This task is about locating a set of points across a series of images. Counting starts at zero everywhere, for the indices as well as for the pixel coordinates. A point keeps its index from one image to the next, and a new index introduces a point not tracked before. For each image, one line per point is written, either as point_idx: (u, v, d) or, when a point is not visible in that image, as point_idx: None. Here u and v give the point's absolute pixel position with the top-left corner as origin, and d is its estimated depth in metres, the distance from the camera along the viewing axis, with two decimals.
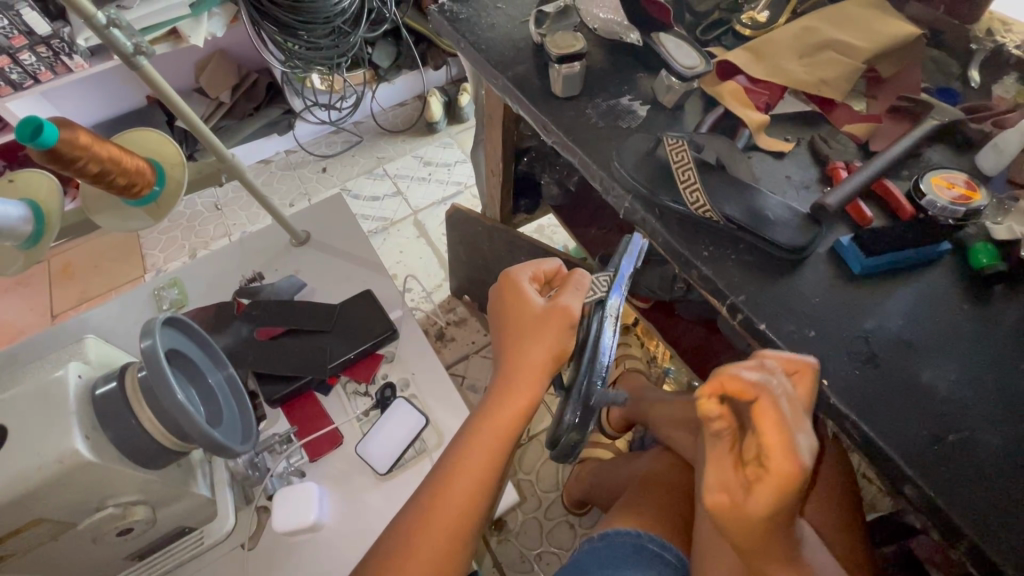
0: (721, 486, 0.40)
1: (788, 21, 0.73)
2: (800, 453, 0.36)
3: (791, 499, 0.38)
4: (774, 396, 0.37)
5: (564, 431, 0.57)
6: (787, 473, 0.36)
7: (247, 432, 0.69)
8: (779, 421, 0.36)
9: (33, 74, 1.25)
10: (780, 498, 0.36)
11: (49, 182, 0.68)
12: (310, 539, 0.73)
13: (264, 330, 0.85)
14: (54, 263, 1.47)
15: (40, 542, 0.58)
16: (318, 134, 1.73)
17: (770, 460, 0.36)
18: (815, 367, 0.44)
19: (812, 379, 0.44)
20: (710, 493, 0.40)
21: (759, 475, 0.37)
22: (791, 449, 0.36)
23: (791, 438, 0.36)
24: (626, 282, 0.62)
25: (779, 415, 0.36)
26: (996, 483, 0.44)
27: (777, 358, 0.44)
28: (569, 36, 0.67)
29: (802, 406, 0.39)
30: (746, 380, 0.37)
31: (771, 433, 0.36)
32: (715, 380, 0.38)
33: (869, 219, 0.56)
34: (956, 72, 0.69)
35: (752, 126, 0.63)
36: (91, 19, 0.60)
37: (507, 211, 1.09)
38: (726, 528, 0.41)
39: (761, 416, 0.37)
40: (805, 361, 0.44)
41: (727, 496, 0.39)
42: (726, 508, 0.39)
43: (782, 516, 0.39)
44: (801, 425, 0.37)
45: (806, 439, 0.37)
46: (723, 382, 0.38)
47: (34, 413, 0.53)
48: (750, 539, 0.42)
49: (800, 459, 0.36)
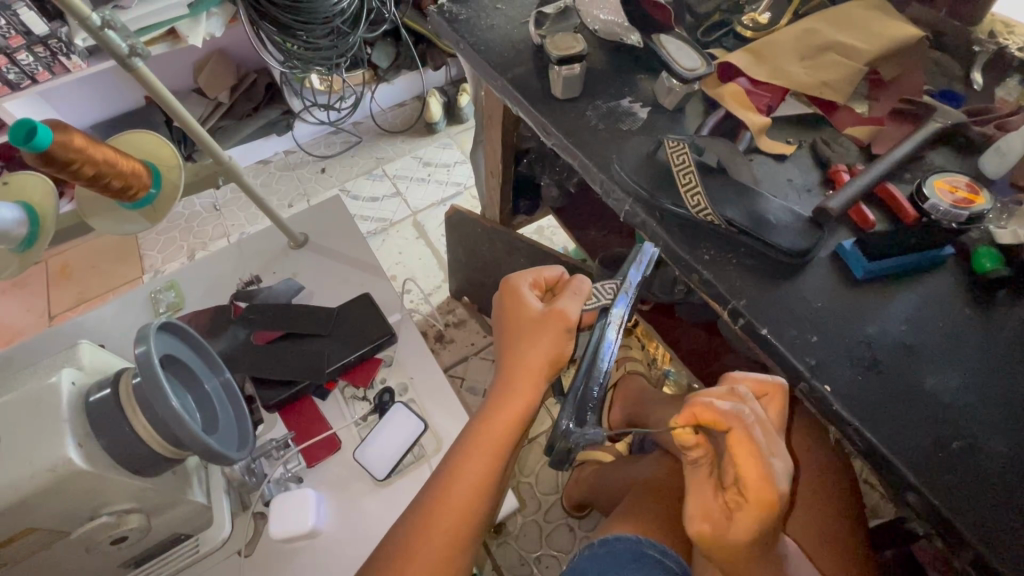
0: (702, 514, 0.41)
1: (789, 23, 0.72)
2: (776, 479, 0.38)
3: (772, 525, 0.39)
4: (747, 424, 0.39)
5: (558, 438, 0.54)
6: (766, 499, 0.38)
7: (245, 437, 0.69)
8: (755, 449, 0.38)
9: (30, 74, 1.24)
10: (761, 522, 0.38)
11: (43, 184, 0.68)
12: (306, 546, 0.72)
13: (263, 334, 0.84)
14: (52, 264, 1.46)
15: (33, 551, 0.58)
16: (318, 134, 1.73)
17: (748, 487, 0.38)
18: (783, 386, 0.52)
19: (780, 399, 0.51)
20: (693, 522, 0.41)
21: (739, 501, 0.39)
22: (767, 474, 0.38)
23: (765, 465, 0.38)
24: (634, 290, 0.61)
25: (753, 442, 0.38)
26: (1001, 492, 0.44)
27: (749, 382, 0.51)
28: (569, 38, 0.67)
29: (774, 430, 0.42)
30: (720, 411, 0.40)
31: (747, 462, 0.38)
32: (692, 410, 0.41)
33: (872, 223, 0.55)
34: (959, 74, 0.68)
35: (753, 128, 0.62)
36: (86, 20, 0.59)
37: (507, 213, 1.08)
38: (713, 555, 0.42)
39: (737, 444, 0.39)
40: (777, 383, 0.51)
41: (711, 525, 0.40)
42: (709, 538, 0.40)
43: (764, 542, 0.40)
44: (775, 451, 0.40)
45: (780, 464, 0.39)
46: (697, 411, 0.40)
47: (26, 422, 0.53)
48: (738, 563, 0.42)
49: (777, 484, 0.38)
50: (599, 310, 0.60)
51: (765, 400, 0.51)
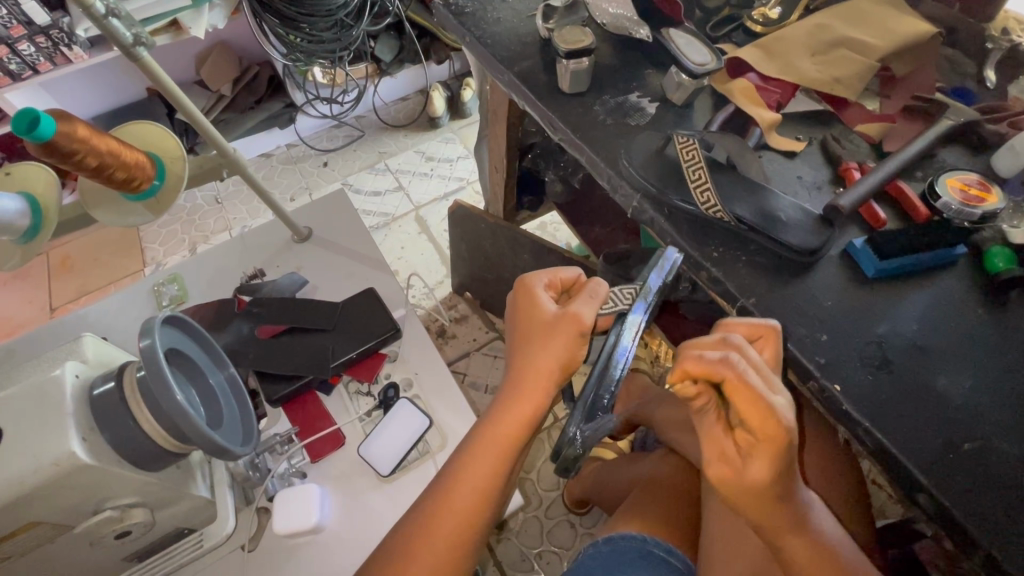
0: (719, 458, 0.42)
1: (801, 18, 0.71)
2: (780, 414, 0.39)
3: (787, 462, 0.41)
4: (737, 369, 0.40)
5: (564, 446, 0.53)
6: (773, 434, 0.39)
7: (248, 432, 0.69)
8: (753, 392, 0.39)
9: (32, 65, 1.23)
10: (775, 462, 0.40)
11: (45, 175, 0.67)
12: (310, 541, 0.72)
13: (265, 328, 0.84)
14: (53, 256, 1.46)
15: (37, 545, 0.58)
16: (319, 128, 1.72)
17: (757, 429, 0.39)
18: (779, 330, 0.48)
19: (775, 343, 0.48)
20: (711, 466, 0.43)
21: (752, 441, 0.41)
22: (767, 412, 0.39)
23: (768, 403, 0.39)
24: (654, 296, 0.58)
25: (748, 386, 0.39)
26: (1012, 494, 0.43)
27: (740, 328, 0.48)
28: (578, 31, 0.66)
29: (770, 368, 0.42)
30: (709, 360, 0.40)
31: (749, 406, 0.39)
32: (681, 364, 0.41)
33: (883, 221, 0.55)
34: (972, 71, 0.67)
35: (763, 125, 0.62)
36: (89, 9, 0.58)
37: (511, 208, 1.07)
38: (734, 501, 0.44)
39: (734, 391, 0.39)
40: (769, 327, 0.48)
41: (728, 466, 0.42)
42: (729, 478, 0.42)
43: (783, 482, 0.42)
44: (777, 389, 0.41)
45: (782, 398, 0.40)
46: (688, 365, 0.41)
47: (30, 415, 0.52)
48: (761, 510, 0.43)
49: (785, 421, 0.39)
50: (616, 316, 0.59)
51: (759, 344, 0.48)
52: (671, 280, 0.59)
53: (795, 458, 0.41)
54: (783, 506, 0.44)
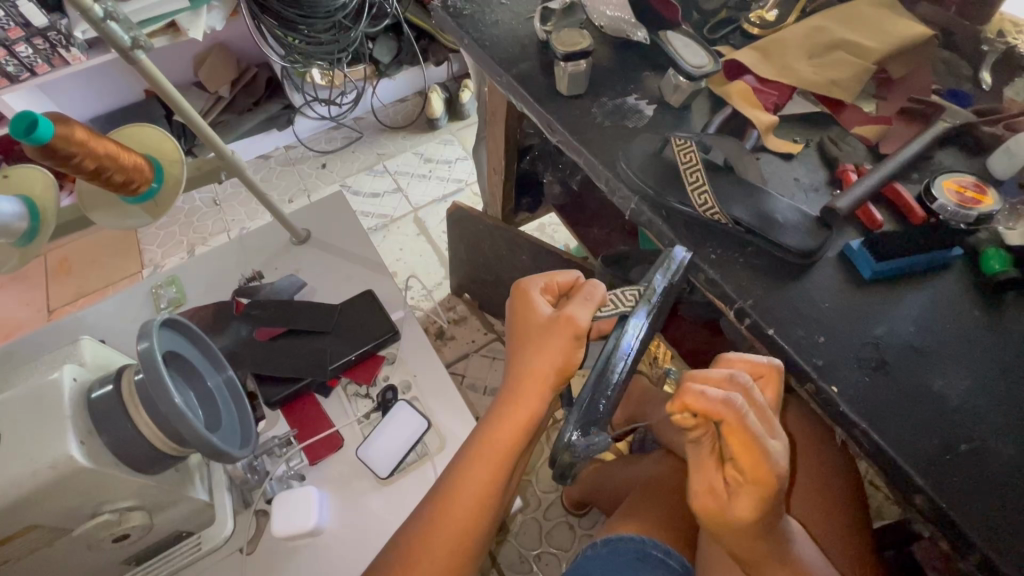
0: (706, 490, 0.43)
1: (798, 20, 0.72)
2: (771, 457, 0.40)
3: (772, 501, 0.41)
4: (737, 412, 0.39)
5: (560, 450, 0.51)
6: (763, 477, 0.40)
7: (247, 435, 0.68)
8: (747, 433, 0.39)
9: (29, 66, 1.23)
10: (761, 501, 0.40)
11: (43, 178, 0.67)
12: (310, 544, 0.72)
13: (264, 330, 0.84)
14: (51, 259, 1.45)
15: (35, 548, 0.58)
16: (318, 129, 1.73)
17: (748, 467, 0.40)
18: (781, 368, 0.50)
19: (777, 382, 0.50)
20: (696, 498, 0.43)
21: (739, 479, 0.41)
22: (760, 455, 0.39)
23: (762, 447, 0.40)
24: (657, 297, 0.56)
25: (746, 429, 0.40)
26: (1010, 496, 0.43)
27: (744, 365, 0.50)
28: (575, 33, 0.66)
29: (770, 410, 0.42)
30: (711, 399, 0.40)
31: (743, 446, 0.40)
32: (682, 398, 0.40)
33: (879, 222, 0.56)
34: (968, 73, 0.68)
35: (761, 127, 0.62)
36: (87, 11, 0.58)
37: (509, 210, 1.07)
38: (716, 531, 0.44)
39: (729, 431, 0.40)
40: (770, 366, 0.50)
41: (714, 500, 0.42)
42: (713, 511, 0.42)
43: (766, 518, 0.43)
44: (773, 432, 0.41)
45: (777, 443, 0.41)
46: (689, 401, 0.40)
47: (27, 418, 0.52)
48: (741, 542, 0.44)
49: (776, 465, 0.40)
50: (617, 317, 0.58)
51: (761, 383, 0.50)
52: (677, 281, 0.56)
53: (783, 494, 0.42)
54: (763, 540, 0.45)
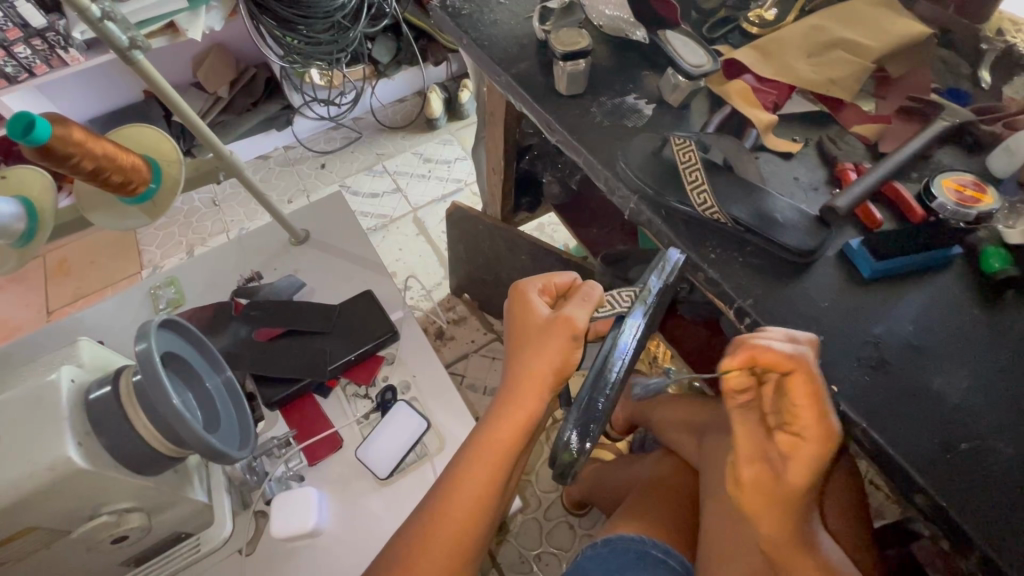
0: (757, 454, 0.43)
1: (796, 20, 0.72)
2: (830, 418, 0.40)
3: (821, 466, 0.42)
4: (807, 366, 0.40)
5: (560, 449, 0.52)
6: (825, 438, 0.40)
7: (246, 435, 0.68)
8: (814, 389, 0.40)
9: (28, 67, 1.23)
10: (817, 464, 0.40)
11: (42, 179, 0.67)
12: (309, 545, 0.72)
13: (263, 331, 0.84)
14: (50, 259, 1.45)
15: (34, 550, 0.57)
16: (317, 130, 1.73)
17: (807, 428, 0.40)
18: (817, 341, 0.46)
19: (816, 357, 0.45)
20: (747, 464, 0.43)
21: (797, 443, 0.40)
22: (823, 414, 0.40)
23: (824, 406, 0.40)
24: (655, 298, 0.56)
25: (812, 385, 0.40)
26: (1010, 494, 0.43)
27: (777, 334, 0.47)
28: (574, 33, 0.66)
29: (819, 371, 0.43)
30: (781, 353, 0.40)
31: (806, 404, 0.40)
32: (749, 352, 0.40)
33: (878, 222, 0.55)
34: (966, 72, 0.68)
35: (759, 126, 0.62)
36: (85, 11, 0.58)
37: (508, 210, 1.07)
38: (751, 501, 0.44)
39: (796, 388, 0.40)
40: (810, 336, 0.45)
41: (766, 465, 0.42)
42: (763, 477, 0.42)
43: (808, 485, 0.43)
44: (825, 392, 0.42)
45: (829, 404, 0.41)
46: (759, 355, 0.40)
47: (25, 420, 0.52)
48: (776, 515, 0.44)
49: (834, 425, 0.40)
50: (615, 318, 0.58)
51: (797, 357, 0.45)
52: (672, 281, 0.56)
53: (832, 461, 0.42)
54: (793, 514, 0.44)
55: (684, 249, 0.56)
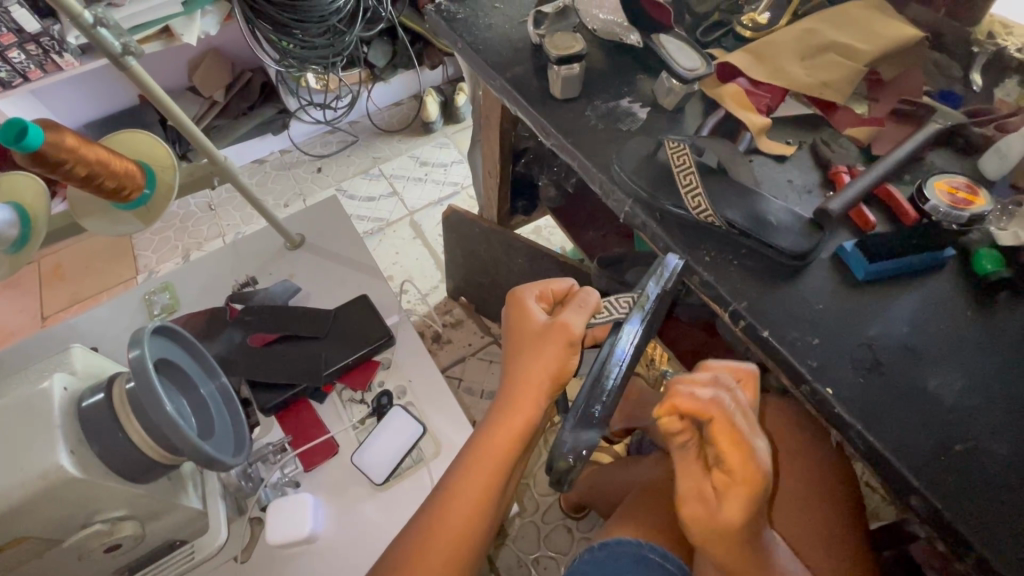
0: (694, 495, 0.43)
1: (789, 23, 0.72)
2: (758, 459, 0.40)
3: (757, 503, 0.41)
4: (725, 409, 0.40)
5: (556, 458, 0.50)
6: (753, 478, 0.40)
7: (240, 443, 0.68)
8: (735, 432, 0.40)
9: (22, 72, 1.23)
10: (749, 503, 0.40)
11: (34, 185, 0.67)
12: (305, 551, 0.72)
13: (258, 336, 0.84)
14: (45, 264, 1.45)
15: (26, 559, 0.57)
16: (313, 134, 1.72)
17: (734, 468, 0.40)
18: (756, 374, 0.49)
19: (754, 384, 0.49)
20: (687, 505, 0.43)
21: (728, 482, 0.40)
22: (749, 454, 0.40)
23: (749, 447, 0.40)
24: (651, 305, 0.57)
25: (733, 429, 0.40)
26: (1005, 496, 0.43)
27: (723, 368, 0.48)
28: (568, 37, 0.66)
29: (752, 412, 0.43)
30: (700, 399, 0.41)
31: (729, 447, 0.40)
32: (671, 399, 0.41)
33: (872, 224, 0.55)
34: (958, 74, 0.68)
35: (753, 129, 0.62)
36: (77, 18, 0.57)
37: (505, 213, 1.07)
38: (705, 541, 0.44)
39: (718, 431, 0.40)
40: (749, 370, 0.49)
41: (702, 506, 0.42)
42: (700, 518, 0.42)
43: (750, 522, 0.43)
44: (757, 432, 0.42)
45: (761, 443, 0.41)
46: (679, 402, 0.41)
47: (17, 428, 0.52)
48: (727, 549, 0.44)
49: (761, 466, 0.40)
50: (612, 324, 0.59)
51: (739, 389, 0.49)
52: (671, 288, 0.57)
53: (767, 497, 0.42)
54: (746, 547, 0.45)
55: (678, 254, 0.57)
